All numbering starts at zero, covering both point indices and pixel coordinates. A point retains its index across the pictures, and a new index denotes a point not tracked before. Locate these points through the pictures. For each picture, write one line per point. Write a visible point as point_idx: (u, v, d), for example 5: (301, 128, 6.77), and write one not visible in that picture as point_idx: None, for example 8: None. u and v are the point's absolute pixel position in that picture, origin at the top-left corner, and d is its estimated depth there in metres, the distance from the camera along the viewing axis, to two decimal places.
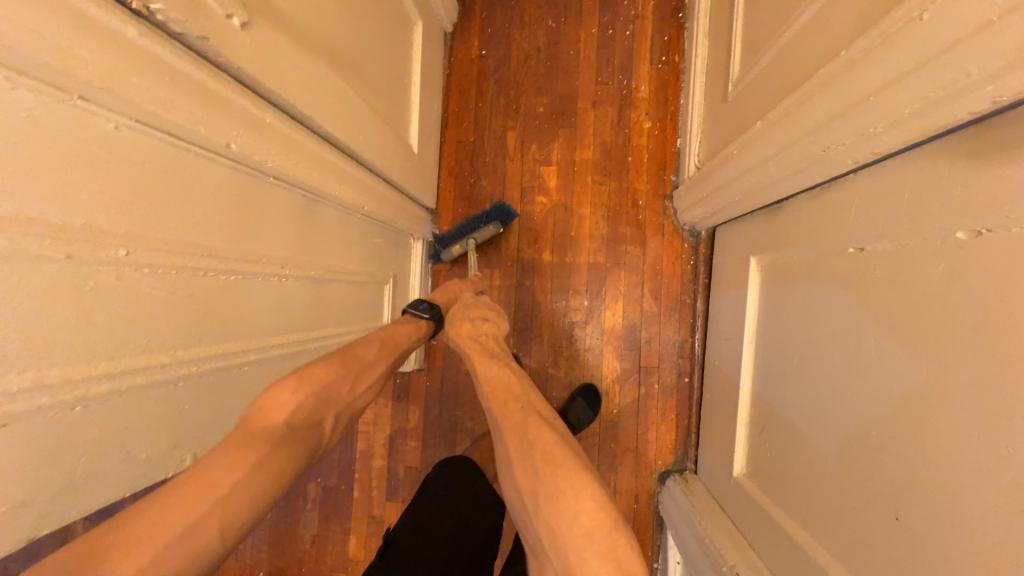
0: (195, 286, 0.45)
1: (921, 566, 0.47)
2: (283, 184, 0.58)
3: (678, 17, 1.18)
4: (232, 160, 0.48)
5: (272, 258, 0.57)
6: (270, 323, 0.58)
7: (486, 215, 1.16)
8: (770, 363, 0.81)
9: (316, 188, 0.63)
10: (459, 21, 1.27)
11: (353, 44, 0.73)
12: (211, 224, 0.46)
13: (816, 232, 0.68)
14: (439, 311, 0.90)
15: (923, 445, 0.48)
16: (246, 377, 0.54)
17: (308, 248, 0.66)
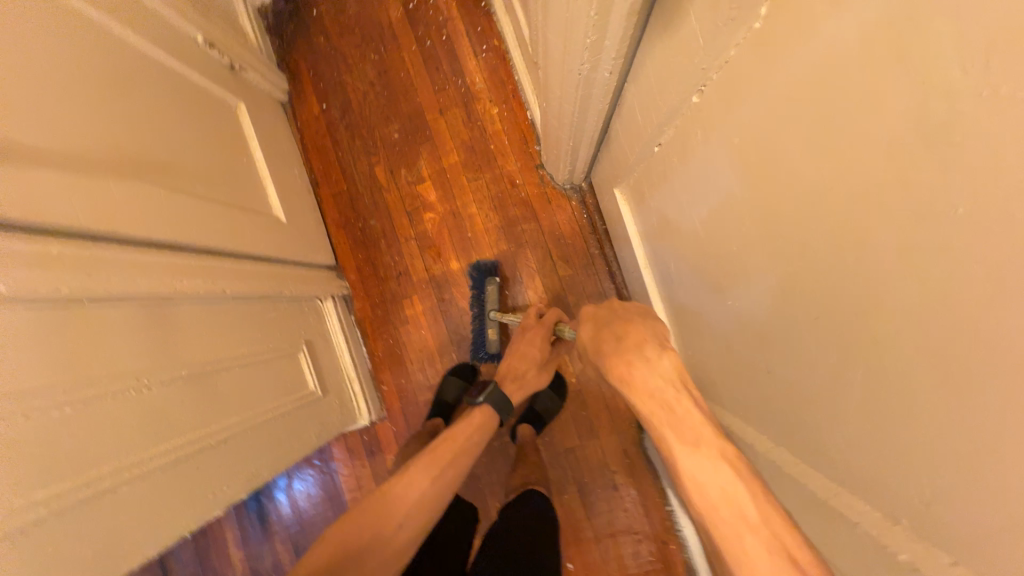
0: (22, 430, 0.45)
1: (792, 406, 0.49)
2: (110, 302, 0.58)
3: (482, 4, 1.23)
4: (30, 299, 0.49)
5: (124, 374, 0.57)
6: (147, 435, 0.58)
7: (479, 284, 1.15)
8: (663, 278, 0.83)
9: (154, 291, 0.63)
10: (292, 87, 1.30)
11: (161, 147, 0.75)
12: (25, 366, 0.47)
13: (632, 145, 0.71)
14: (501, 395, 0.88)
15: (755, 296, 0.49)
16: (129, 498, 0.54)
17: (176, 349, 0.66)
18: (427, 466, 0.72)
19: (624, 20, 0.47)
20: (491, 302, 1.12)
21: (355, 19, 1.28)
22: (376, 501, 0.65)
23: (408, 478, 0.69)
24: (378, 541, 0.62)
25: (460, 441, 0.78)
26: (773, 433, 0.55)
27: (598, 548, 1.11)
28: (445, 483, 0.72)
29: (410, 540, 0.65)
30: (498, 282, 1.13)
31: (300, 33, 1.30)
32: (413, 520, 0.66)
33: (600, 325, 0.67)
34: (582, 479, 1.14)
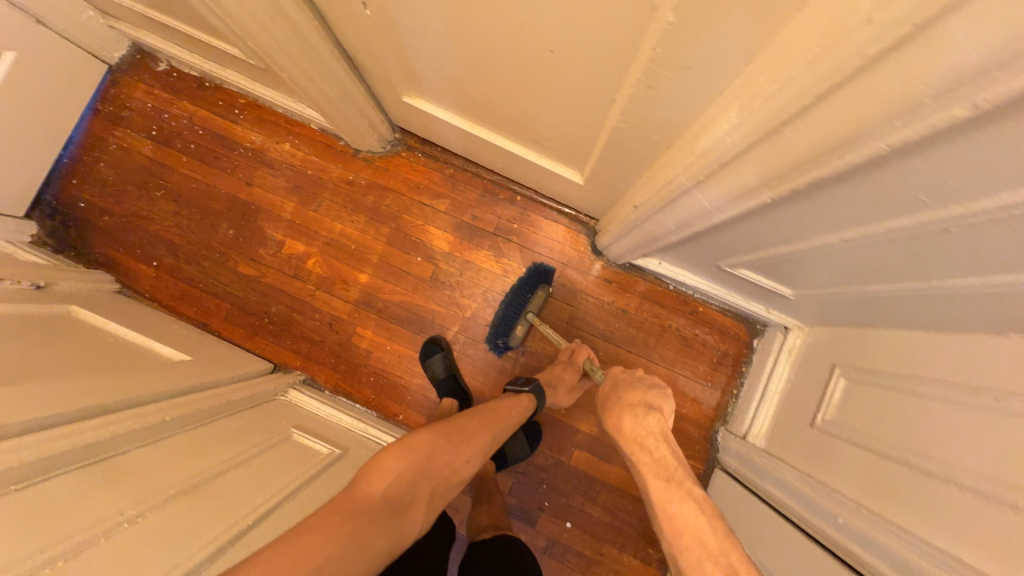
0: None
1: (578, 51, 0.56)
2: (49, 477, 0.58)
3: (207, 85, 1.28)
4: None
5: (102, 515, 0.56)
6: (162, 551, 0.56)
7: (529, 287, 1.12)
8: (485, 115, 0.89)
9: (87, 447, 0.63)
10: (118, 275, 1.27)
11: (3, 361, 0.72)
12: None
13: (360, 34, 0.77)
14: (537, 382, 0.98)
15: (491, 10, 0.56)
16: None
17: (150, 481, 0.64)
18: (477, 427, 0.82)
19: None
20: (533, 306, 1.14)
21: (122, 180, 1.28)
22: (450, 441, 0.76)
23: (461, 428, 0.80)
24: (433, 473, 0.72)
25: (505, 413, 0.89)
26: (604, 96, 0.62)
27: (655, 363, 1.16)
28: (494, 443, 0.84)
29: (454, 484, 0.76)
30: (547, 293, 1.15)
31: (86, 229, 1.28)
32: (465, 471, 0.77)
33: (633, 434, 0.73)
34: (600, 330, 1.17)
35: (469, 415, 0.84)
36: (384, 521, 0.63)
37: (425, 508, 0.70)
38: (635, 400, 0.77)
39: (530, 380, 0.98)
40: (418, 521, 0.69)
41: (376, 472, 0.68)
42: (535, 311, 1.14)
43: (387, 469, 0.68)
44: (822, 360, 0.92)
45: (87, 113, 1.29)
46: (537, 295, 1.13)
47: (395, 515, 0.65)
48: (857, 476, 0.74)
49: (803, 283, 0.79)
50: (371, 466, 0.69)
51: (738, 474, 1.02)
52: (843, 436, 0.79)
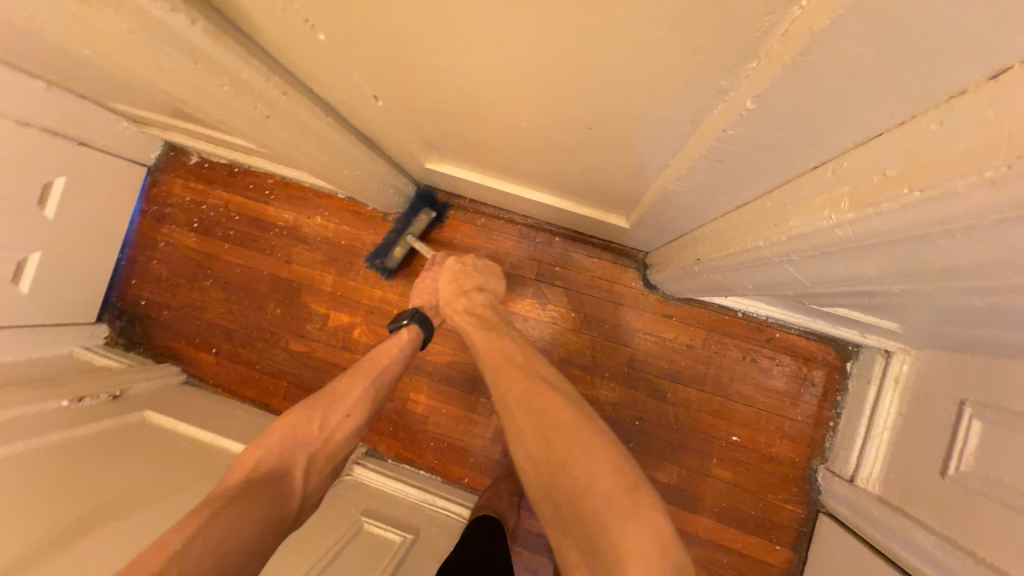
0: None
1: (626, 125, 0.48)
2: None
3: (237, 171, 1.30)
4: None
5: None
6: None
7: (412, 210, 1.15)
8: (513, 172, 0.83)
9: None
10: (182, 365, 1.33)
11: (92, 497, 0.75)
12: None
13: (375, 121, 0.73)
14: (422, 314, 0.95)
15: (520, 92, 0.50)
16: None
17: None
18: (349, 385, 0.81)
19: (227, 58, 0.50)
20: (415, 229, 1.14)
21: (174, 275, 1.34)
22: (307, 409, 0.75)
23: (330, 392, 0.79)
24: (306, 440, 0.72)
25: (376, 357, 0.88)
26: (660, 159, 0.53)
27: (731, 399, 1.05)
28: (374, 392, 0.82)
29: (341, 443, 0.76)
30: (431, 215, 1.14)
31: (149, 325, 1.35)
32: (342, 428, 0.76)
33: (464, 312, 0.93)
34: (664, 369, 1.08)
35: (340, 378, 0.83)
36: (261, 494, 0.62)
37: (307, 471, 0.70)
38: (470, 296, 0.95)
39: (411, 313, 0.94)
40: (298, 489, 0.68)
41: (247, 460, 0.68)
42: (414, 233, 1.14)
43: (254, 455, 0.68)
44: (943, 394, 0.78)
45: (136, 216, 1.36)
46: (419, 219, 1.14)
47: (277, 486, 0.65)
48: (1018, 549, 0.60)
49: (915, 320, 0.66)
50: (244, 457, 0.69)
51: (851, 525, 0.89)
52: (988, 493, 0.66)
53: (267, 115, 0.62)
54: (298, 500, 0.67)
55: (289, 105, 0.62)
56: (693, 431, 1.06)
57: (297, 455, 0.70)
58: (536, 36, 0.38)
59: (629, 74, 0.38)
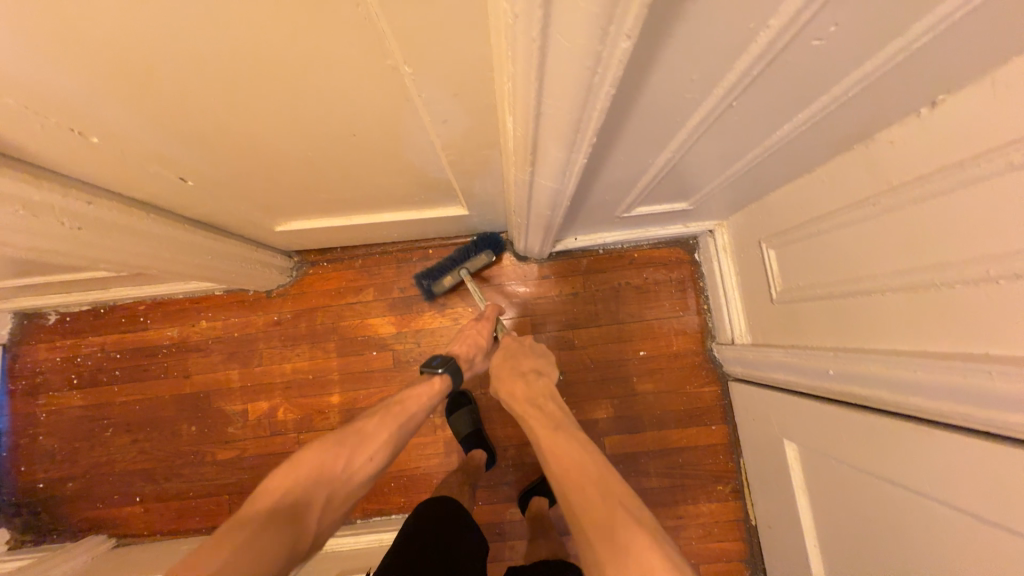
0: None
1: (376, 124, 0.59)
2: None
3: (103, 311, 1.26)
4: None
5: None
6: None
7: (476, 246, 1.12)
8: (349, 205, 0.92)
9: None
10: (108, 530, 1.22)
11: None
12: None
13: (198, 202, 0.79)
14: (453, 363, 0.92)
15: (286, 128, 0.59)
16: None
17: None
18: (377, 431, 0.79)
19: (14, 185, 0.55)
20: (473, 266, 1.11)
21: (67, 441, 1.24)
22: (337, 445, 0.74)
23: (363, 432, 0.78)
24: (329, 479, 0.71)
25: (413, 403, 0.85)
26: (424, 143, 0.65)
27: (625, 322, 1.18)
28: (397, 442, 0.81)
29: (359, 483, 0.75)
30: (492, 259, 1.13)
31: (56, 505, 1.23)
32: (365, 470, 0.76)
33: (527, 399, 0.84)
34: (563, 321, 1.19)
35: (368, 417, 0.81)
36: (283, 527, 0.62)
37: (324, 512, 0.69)
38: (525, 372, 0.87)
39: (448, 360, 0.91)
40: (315, 525, 0.67)
41: (264, 491, 0.66)
42: (474, 271, 1.12)
43: (277, 485, 0.67)
44: (750, 242, 0.96)
45: (3, 399, 1.26)
46: (480, 257, 1.12)
47: (302, 522, 0.65)
48: (824, 325, 0.76)
49: (691, 192, 0.82)
50: (270, 484, 0.67)
51: (747, 378, 1.04)
52: (798, 297, 0.82)
53: (78, 227, 0.66)
54: (311, 535, 0.66)
55: (99, 214, 0.67)
56: (609, 363, 1.17)
57: (335, 484, 0.71)
58: (255, 81, 0.48)
59: (338, 83, 0.49)
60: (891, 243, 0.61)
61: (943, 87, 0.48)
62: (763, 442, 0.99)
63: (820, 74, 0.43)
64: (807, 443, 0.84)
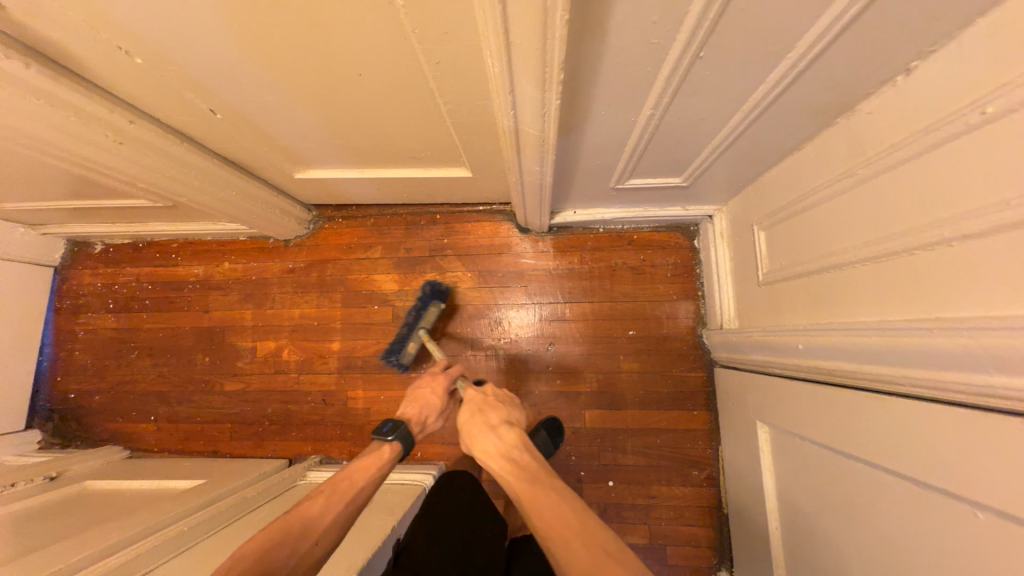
0: None
1: (380, 65, 0.65)
2: None
3: (141, 245, 1.40)
4: None
5: None
6: None
7: (425, 303, 1.11)
8: (362, 158, 0.99)
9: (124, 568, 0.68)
10: (124, 443, 1.34)
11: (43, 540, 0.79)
12: None
13: (226, 138, 0.87)
14: (403, 429, 0.83)
15: (301, 68, 0.66)
16: None
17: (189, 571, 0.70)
18: (315, 510, 0.66)
19: (70, 90, 0.64)
20: (427, 322, 1.11)
21: (99, 358, 1.37)
22: (273, 535, 0.61)
23: (298, 513, 0.65)
24: (268, 571, 0.57)
25: (357, 473, 0.74)
26: (424, 90, 0.71)
27: (618, 301, 1.20)
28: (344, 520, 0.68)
29: (303, 571, 0.61)
30: (441, 306, 1.11)
31: (83, 415, 1.36)
32: (309, 559, 0.62)
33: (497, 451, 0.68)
34: (558, 294, 1.22)
35: (307, 499, 0.68)
36: None
37: None
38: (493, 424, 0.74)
39: (398, 424, 0.82)
40: None
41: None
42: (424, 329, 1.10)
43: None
44: (744, 226, 0.97)
45: (50, 315, 1.40)
46: (431, 311, 1.10)
47: None
48: (801, 303, 0.77)
49: (682, 166, 0.85)
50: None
51: (731, 364, 1.04)
52: (780, 279, 0.83)
53: (120, 141, 0.76)
54: None
55: (139, 133, 0.76)
56: (598, 339, 1.20)
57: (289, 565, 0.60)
58: (272, 12, 0.55)
59: (343, 17, 0.55)
60: (862, 215, 0.62)
61: (909, 51, 0.49)
62: (739, 427, 1.00)
63: (777, 22, 0.46)
64: (778, 425, 0.85)
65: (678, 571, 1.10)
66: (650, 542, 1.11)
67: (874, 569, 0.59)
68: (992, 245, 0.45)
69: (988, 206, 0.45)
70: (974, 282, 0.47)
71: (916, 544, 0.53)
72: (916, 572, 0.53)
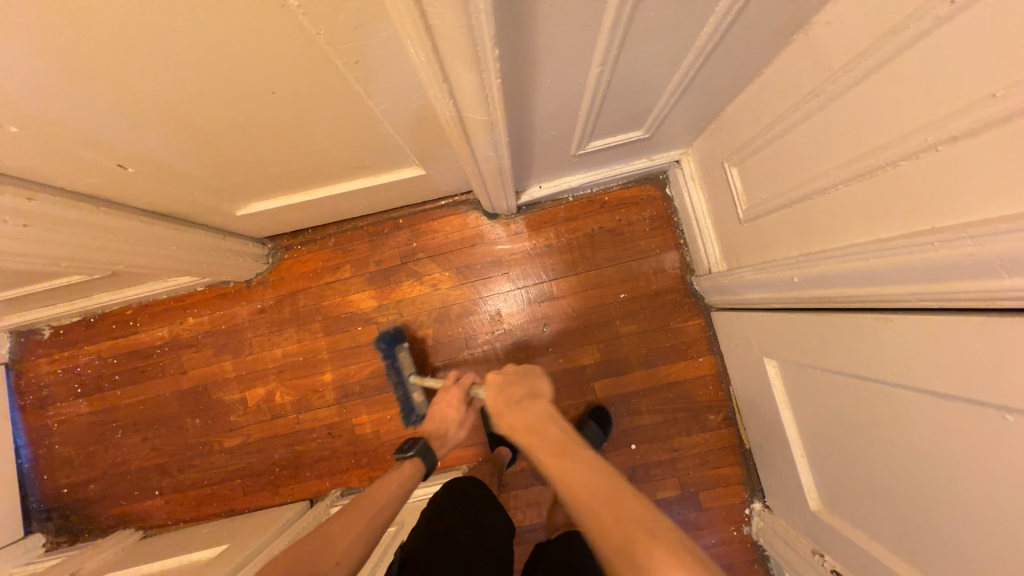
0: None
1: (294, 76, 0.57)
2: None
3: (93, 320, 1.29)
4: None
5: None
6: None
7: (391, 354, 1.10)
8: (304, 180, 0.91)
9: None
10: (135, 524, 1.28)
11: None
12: None
13: (147, 191, 0.78)
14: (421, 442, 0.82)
15: (206, 99, 0.58)
16: None
17: None
18: (339, 527, 0.63)
19: None
20: (408, 368, 1.08)
21: (82, 447, 1.29)
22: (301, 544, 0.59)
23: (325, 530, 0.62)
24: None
25: (381, 492, 0.70)
26: (349, 93, 0.64)
27: (603, 267, 1.17)
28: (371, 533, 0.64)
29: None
30: (407, 348, 1.09)
31: (82, 507, 1.29)
32: (338, 572, 0.58)
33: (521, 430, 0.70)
34: (542, 273, 1.19)
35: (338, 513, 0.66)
36: None
37: None
38: (519, 397, 0.76)
39: (416, 441, 0.83)
40: None
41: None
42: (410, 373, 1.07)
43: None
44: (714, 165, 0.94)
45: (15, 414, 1.30)
46: (402, 357, 1.09)
47: None
48: (788, 234, 0.75)
49: (642, 117, 0.80)
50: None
51: (727, 306, 1.03)
52: (761, 213, 0.81)
53: (23, 223, 0.66)
54: None
55: (42, 208, 0.67)
56: (591, 310, 1.17)
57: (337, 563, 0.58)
58: (151, 44, 0.47)
59: (236, 32, 0.48)
60: (838, 134, 0.59)
61: None
62: (747, 366, 1.00)
63: None
64: (785, 358, 0.84)
65: (713, 512, 1.13)
66: (682, 492, 1.13)
67: (914, 482, 0.60)
68: (984, 142, 0.42)
69: (970, 102, 0.42)
70: (968, 185, 0.44)
71: (954, 456, 0.53)
72: (957, 480, 0.53)
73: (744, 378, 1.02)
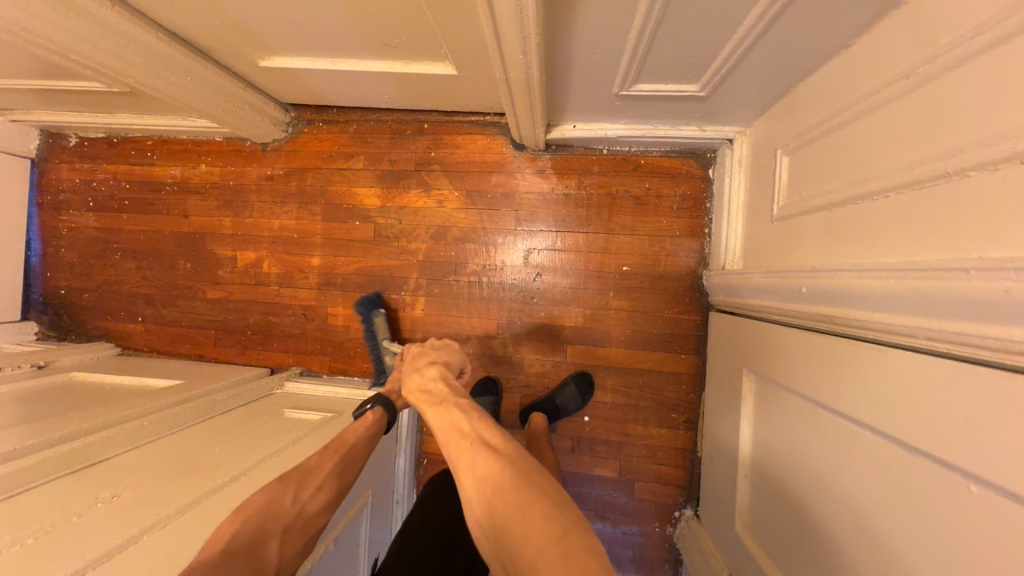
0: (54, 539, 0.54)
1: None
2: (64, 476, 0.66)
3: (117, 141, 1.32)
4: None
5: (115, 492, 0.63)
6: (164, 504, 0.62)
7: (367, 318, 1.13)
8: (332, 46, 0.86)
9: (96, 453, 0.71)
10: (115, 341, 1.36)
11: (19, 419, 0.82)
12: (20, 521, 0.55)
13: (167, 5, 0.75)
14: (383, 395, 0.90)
15: None
16: (179, 535, 0.57)
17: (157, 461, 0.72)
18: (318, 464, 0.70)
19: None
20: (382, 334, 1.12)
21: (84, 256, 1.36)
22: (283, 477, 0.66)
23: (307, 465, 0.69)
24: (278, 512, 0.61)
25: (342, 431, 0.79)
26: None
27: (614, 233, 1.10)
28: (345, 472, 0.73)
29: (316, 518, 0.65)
30: (383, 314, 1.13)
31: (75, 311, 1.38)
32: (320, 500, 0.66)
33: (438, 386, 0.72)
34: (550, 221, 1.12)
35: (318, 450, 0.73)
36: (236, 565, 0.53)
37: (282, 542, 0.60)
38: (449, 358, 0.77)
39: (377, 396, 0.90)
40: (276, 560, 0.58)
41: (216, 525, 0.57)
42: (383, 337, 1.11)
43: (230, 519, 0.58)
44: (767, 152, 0.83)
45: (33, 209, 1.37)
46: (377, 322, 1.13)
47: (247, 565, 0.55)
48: (815, 240, 0.66)
49: (702, 67, 0.70)
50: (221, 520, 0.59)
51: (727, 308, 0.96)
52: (796, 211, 0.72)
53: None
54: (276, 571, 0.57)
55: None
56: (588, 273, 1.11)
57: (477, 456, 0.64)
58: None
59: None
60: (912, 129, 0.49)
61: None
62: (725, 375, 0.94)
63: None
64: (763, 374, 0.78)
65: (643, 504, 1.11)
66: (618, 476, 1.12)
67: (844, 530, 0.55)
68: None
69: None
70: None
71: (883, 507, 0.50)
72: (876, 530, 0.50)
73: (720, 385, 0.96)
